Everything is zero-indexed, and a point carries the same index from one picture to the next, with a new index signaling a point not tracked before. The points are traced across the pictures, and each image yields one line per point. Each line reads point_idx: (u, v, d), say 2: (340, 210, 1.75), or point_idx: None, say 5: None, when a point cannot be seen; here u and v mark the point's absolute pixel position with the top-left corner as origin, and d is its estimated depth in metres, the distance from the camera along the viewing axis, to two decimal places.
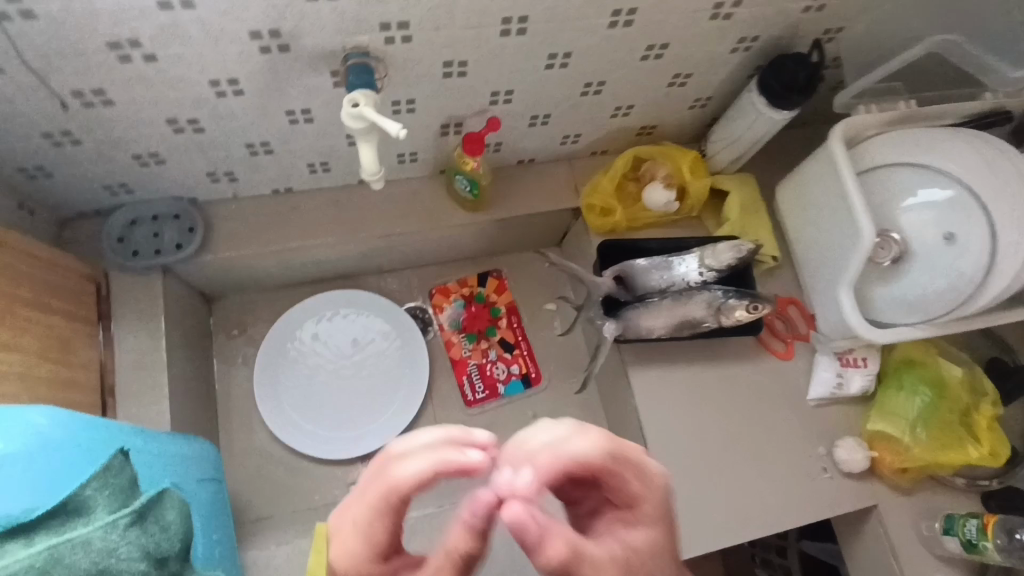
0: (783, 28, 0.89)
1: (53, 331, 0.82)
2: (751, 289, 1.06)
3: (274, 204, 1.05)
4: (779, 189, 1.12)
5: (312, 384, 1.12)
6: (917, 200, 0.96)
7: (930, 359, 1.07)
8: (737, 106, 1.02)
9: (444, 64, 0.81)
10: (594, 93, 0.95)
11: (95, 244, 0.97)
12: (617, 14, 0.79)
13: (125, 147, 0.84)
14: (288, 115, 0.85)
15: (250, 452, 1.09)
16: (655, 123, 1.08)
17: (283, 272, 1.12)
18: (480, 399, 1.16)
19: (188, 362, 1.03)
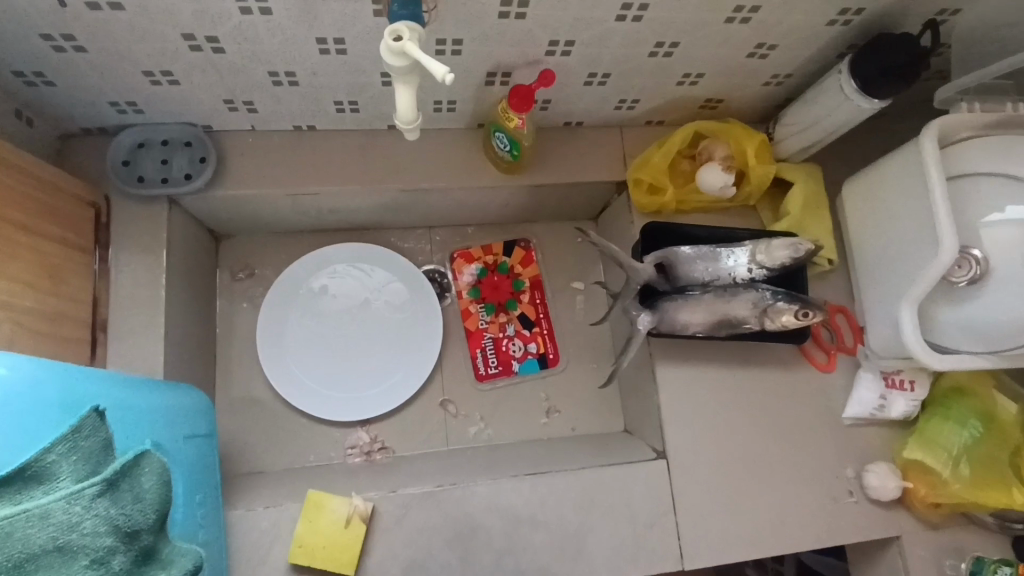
0: (893, 2, 0.77)
1: (42, 257, 0.75)
2: (802, 293, 0.97)
3: (295, 142, 0.96)
4: (847, 187, 1.01)
5: (317, 340, 1.05)
6: (1003, 218, 0.85)
7: (983, 391, 0.98)
8: (819, 87, 0.90)
9: (502, 2, 0.71)
10: (663, 56, 0.84)
11: (98, 165, 0.90)
12: None
13: (135, 59, 0.76)
14: (319, 43, 0.75)
15: (246, 403, 1.04)
16: (723, 97, 0.96)
17: (298, 217, 1.04)
18: (492, 375, 1.09)
19: (189, 303, 0.96)
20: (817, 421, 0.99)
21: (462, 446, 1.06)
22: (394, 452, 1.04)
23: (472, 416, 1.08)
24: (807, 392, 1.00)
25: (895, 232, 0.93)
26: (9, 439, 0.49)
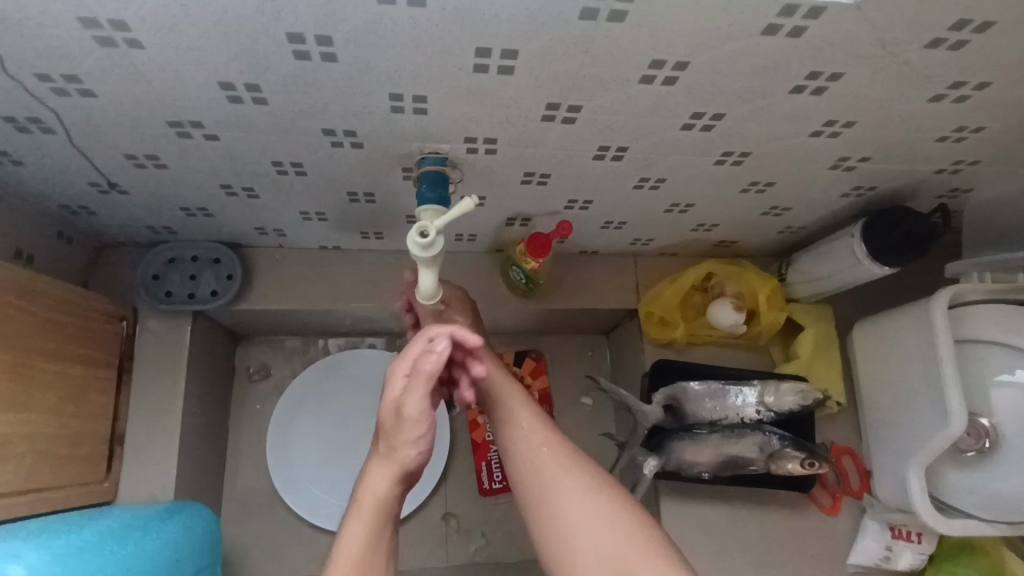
0: (908, 183, 0.79)
1: (70, 383, 0.78)
2: (809, 439, 0.97)
3: (320, 261, 0.99)
4: (857, 331, 1.03)
5: (327, 447, 1.06)
6: (1012, 379, 0.85)
7: (994, 549, 0.97)
8: (830, 243, 0.92)
9: (524, 174, 0.73)
10: (679, 212, 0.87)
11: (131, 278, 0.93)
12: (727, 156, 0.69)
13: (173, 200, 0.79)
14: (350, 196, 0.78)
15: (253, 505, 1.05)
16: (736, 240, 0.99)
17: (316, 325, 1.07)
18: (496, 489, 1.09)
19: (205, 410, 0.98)
20: (821, 566, 0.98)
21: (462, 562, 1.06)
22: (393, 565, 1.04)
23: (474, 531, 1.07)
24: (812, 535, 1.00)
25: (903, 386, 0.93)
26: None
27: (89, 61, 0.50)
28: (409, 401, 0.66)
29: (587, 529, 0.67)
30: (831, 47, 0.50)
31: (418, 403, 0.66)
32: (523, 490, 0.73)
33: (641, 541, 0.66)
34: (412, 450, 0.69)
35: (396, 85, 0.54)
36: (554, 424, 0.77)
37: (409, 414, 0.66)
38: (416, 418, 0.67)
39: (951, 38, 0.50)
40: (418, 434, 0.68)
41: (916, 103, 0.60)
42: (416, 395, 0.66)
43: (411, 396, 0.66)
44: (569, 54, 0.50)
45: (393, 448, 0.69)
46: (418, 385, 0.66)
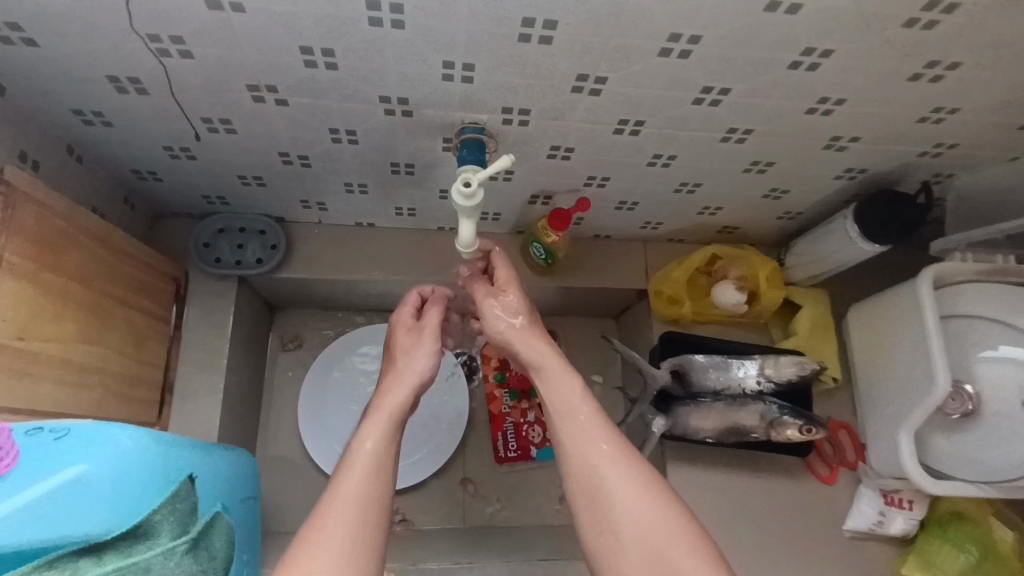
0: (895, 167, 0.88)
1: (133, 329, 0.85)
2: (806, 410, 1.04)
3: (355, 236, 1.08)
4: (852, 311, 1.10)
5: (353, 412, 1.13)
6: (996, 354, 0.93)
7: (983, 518, 1.03)
8: (827, 227, 1.00)
9: (551, 148, 0.82)
10: (687, 192, 0.95)
11: (183, 246, 1.01)
12: (732, 132, 0.78)
13: (233, 168, 0.88)
14: (392, 166, 0.87)
15: (283, 466, 1.12)
16: (738, 225, 1.07)
17: (348, 298, 1.15)
18: (511, 458, 1.15)
19: (244, 372, 1.06)
20: (818, 530, 1.05)
21: (478, 525, 1.12)
22: (414, 525, 1.10)
23: (490, 496, 1.14)
24: (809, 500, 1.06)
25: (895, 360, 1.00)
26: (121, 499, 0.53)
27: (195, 24, 0.59)
28: (422, 345, 0.85)
29: (628, 512, 0.67)
30: (824, 22, 0.59)
31: (427, 351, 0.85)
32: (571, 470, 0.73)
33: (690, 543, 0.64)
34: (429, 356, 0.84)
35: (450, 53, 0.63)
36: (608, 416, 0.76)
37: (418, 357, 0.84)
38: (429, 333, 0.87)
39: (925, 17, 0.59)
40: (425, 365, 0.83)
41: (897, 83, 0.69)
42: (426, 340, 0.86)
43: (422, 345, 0.85)
44: (602, 25, 0.59)
45: (412, 358, 0.84)
46: (434, 325, 0.88)
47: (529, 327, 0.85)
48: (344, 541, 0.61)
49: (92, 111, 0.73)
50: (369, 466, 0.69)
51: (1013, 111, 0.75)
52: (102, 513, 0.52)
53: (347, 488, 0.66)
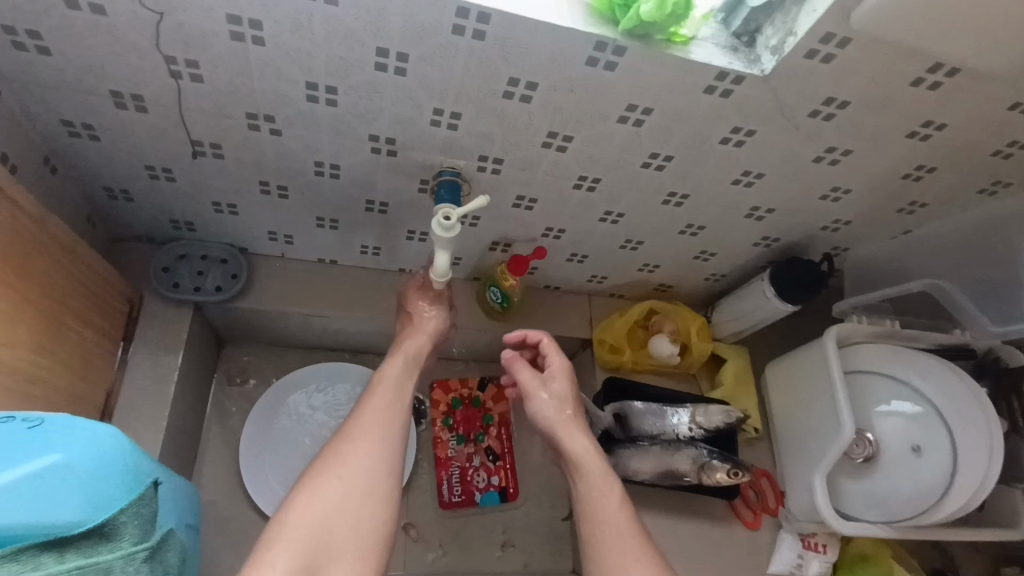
0: (803, 237, 1.04)
1: (83, 344, 0.83)
2: (733, 454, 1.13)
3: (317, 271, 1.11)
4: (769, 366, 1.23)
5: (298, 450, 1.11)
6: (889, 408, 1.08)
7: (885, 559, 1.12)
8: (748, 287, 1.13)
9: (516, 197, 0.91)
10: (631, 249, 1.07)
11: (140, 269, 1.00)
12: (672, 195, 0.91)
13: (210, 194, 0.91)
14: (368, 204, 0.93)
15: (217, 506, 1.07)
16: (672, 283, 1.19)
17: (302, 334, 1.16)
18: (454, 503, 1.15)
19: (187, 402, 1.03)
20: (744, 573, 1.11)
21: (419, 571, 1.11)
22: None
23: (432, 542, 1.13)
24: (735, 544, 1.13)
25: (807, 409, 1.13)
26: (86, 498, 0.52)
27: (214, 52, 0.65)
28: (430, 317, 0.96)
29: (611, 530, 0.83)
30: (749, 107, 0.73)
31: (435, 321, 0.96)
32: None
33: None
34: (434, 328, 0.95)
35: (442, 101, 0.72)
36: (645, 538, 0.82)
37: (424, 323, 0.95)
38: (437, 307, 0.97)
39: (824, 110, 0.74)
40: (432, 328, 0.95)
41: (803, 164, 0.84)
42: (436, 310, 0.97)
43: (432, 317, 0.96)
44: (574, 91, 0.70)
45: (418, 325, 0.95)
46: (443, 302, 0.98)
47: (573, 418, 0.96)
48: (362, 473, 0.74)
49: (84, 124, 0.76)
50: (381, 420, 0.80)
51: (890, 196, 0.92)
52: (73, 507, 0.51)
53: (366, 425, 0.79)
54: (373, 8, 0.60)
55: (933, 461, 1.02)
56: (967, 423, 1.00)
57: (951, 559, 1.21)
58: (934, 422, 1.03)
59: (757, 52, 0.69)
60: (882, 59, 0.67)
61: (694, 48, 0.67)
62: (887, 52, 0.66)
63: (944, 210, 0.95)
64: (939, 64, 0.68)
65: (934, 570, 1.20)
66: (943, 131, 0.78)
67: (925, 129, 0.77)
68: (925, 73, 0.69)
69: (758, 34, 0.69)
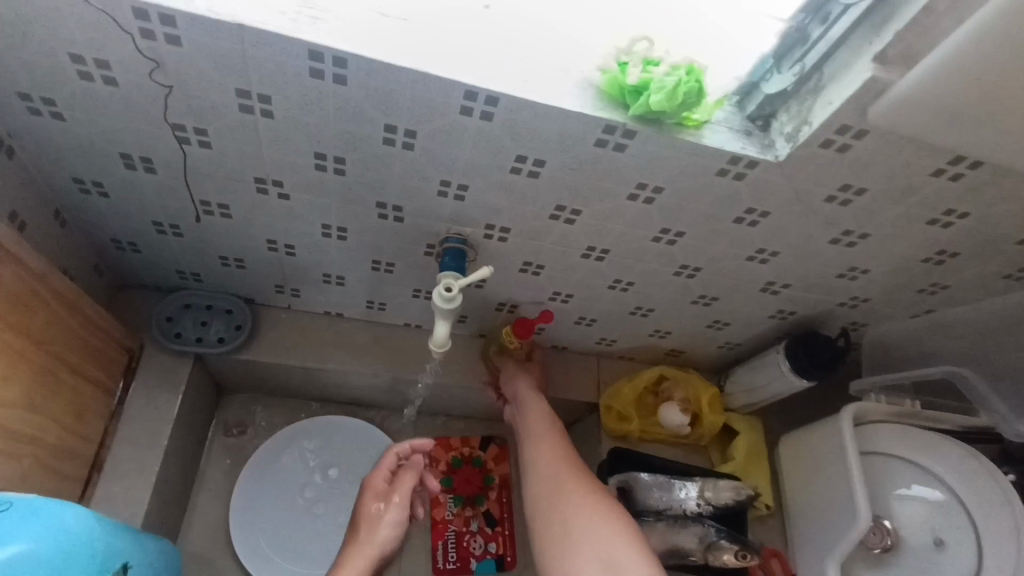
0: (819, 312, 1.00)
1: (77, 398, 0.82)
2: (742, 534, 1.07)
3: (322, 324, 1.09)
4: (783, 440, 1.19)
5: (291, 508, 1.08)
6: (910, 494, 1.02)
7: None
8: (762, 359, 1.10)
9: (524, 263, 0.90)
10: (641, 316, 1.05)
11: (144, 317, 1.00)
12: (683, 268, 0.89)
13: (217, 249, 0.91)
14: (374, 264, 0.92)
15: (204, 562, 1.04)
16: (684, 349, 1.16)
17: (303, 386, 1.14)
18: (449, 570, 1.11)
19: (180, 454, 1.01)
20: None
21: None
22: None
23: None
24: None
25: (822, 489, 1.07)
26: None
27: (224, 122, 0.65)
28: (389, 513, 0.90)
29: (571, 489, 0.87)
30: (762, 191, 0.71)
31: (400, 522, 0.89)
32: None
33: None
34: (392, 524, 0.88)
35: (449, 174, 0.71)
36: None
37: (388, 523, 0.88)
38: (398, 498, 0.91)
39: (841, 196, 0.72)
40: (393, 535, 0.88)
41: (820, 245, 0.81)
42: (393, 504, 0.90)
43: (396, 521, 0.89)
44: (583, 170, 0.69)
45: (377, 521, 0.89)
46: (404, 491, 0.91)
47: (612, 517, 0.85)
48: None
49: (94, 182, 0.76)
50: None
51: (910, 277, 0.89)
52: None
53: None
54: (381, 88, 0.60)
55: (957, 556, 0.95)
56: (992, 514, 0.94)
57: None
58: (957, 513, 0.97)
59: (771, 137, 0.68)
60: (901, 151, 0.65)
61: (707, 132, 0.66)
62: (906, 144, 0.64)
63: (968, 293, 0.91)
64: (961, 157, 0.65)
65: None
66: (966, 219, 0.75)
67: (947, 217, 0.75)
68: (947, 165, 0.67)
69: (773, 119, 0.68)
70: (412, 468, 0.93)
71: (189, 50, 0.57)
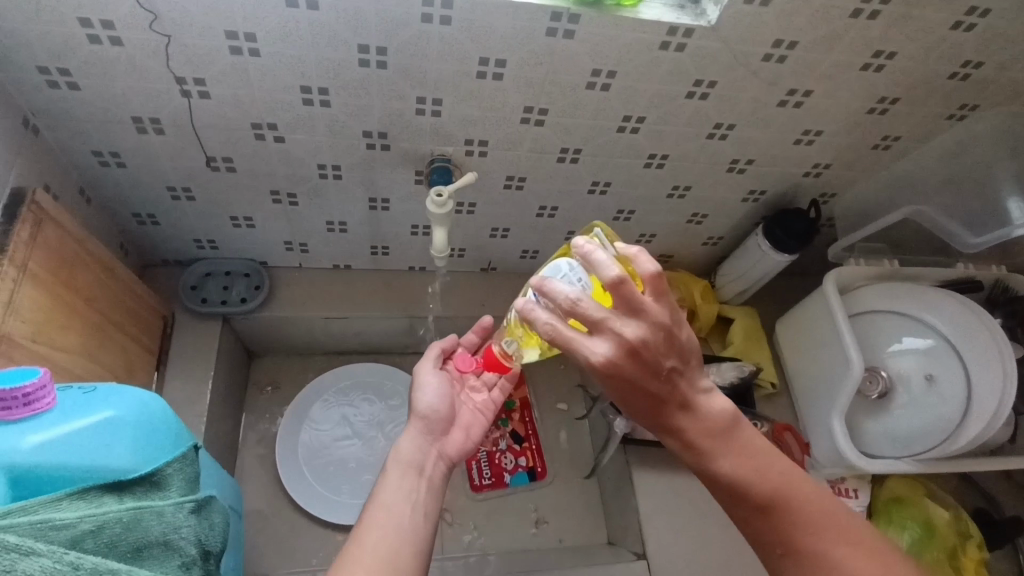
0: (788, 187, 1.07)
1: (125, 352, 0.91)
2: (751, 408, 1.15)
3: (333, 277, 1.18)
4: (778, 323, 1.26)
5: (332, 447, 1.16)
6: (901, 345, 1.09)
7: (918, 499, 1.13)
8: (744, 246, 1.17)
9: (507, 178, 0.98)
10: (624, 220, 1.12)
11: (171, 290, 1.09)
12: (652, 158, 0.96)
13: (228, 210, 0.99)
14: (371, 202, 1.00)
15: (258, 505, 1.12)
16: (671, 253, 1.23)
17: (325, 340, 1.23)
18: (486, 485, 1.19)
19: (222, 409, 1.09)
20: None
21: (455, 554, 1.14)
22: None
23: (467, 525, 1.16)
24: None
25: (819, 355, 1.14)
26: (141, 449, 0.59)
27: (218, 68, 0.74)
28: (426, 381, 0.95)
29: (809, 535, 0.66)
30: (704, 59, 0.79)
31: (435, 384, 0.95)
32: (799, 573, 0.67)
33: None
34: (428, 393, 0.94)
35: (423, 89, 0.79)
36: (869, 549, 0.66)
37: (422, 391, 0.94)
38: (428, 373, 0.96)
39: (776, 53, 0.79)
40: (432, 397, 0.93)
41: (770, 109, 0.89)
42: (423, 375, 0.96)
43: (429, 384, 0.94)
44: (539, 64, 0.77)
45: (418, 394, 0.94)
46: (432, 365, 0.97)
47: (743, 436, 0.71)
48: None
49: (111, 152, 0.85)
50: (375, 519, 0.76)
51: (862, 133, 0.96)
52: (132, 455, 0.58)
53: (392, 502, 0.79)
54: (350, 8, 0.68)
55: (948, 389, 1.02)
56: (978, 343, 1.00)
57: (991, 496, 1.19)
58: (944, 351, 1.04)
59: (703, 7, 0.76)
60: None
61: (643, 10, 0.74)
62: None
63: (919, 140, 0.98)
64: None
65: (977, 508, 1.18)
66: (896, 59, 0.82)
67: (877, 60, 0.82)
68: (862, 4, 0.74)
69: None
70: (436, 343, 1.01)
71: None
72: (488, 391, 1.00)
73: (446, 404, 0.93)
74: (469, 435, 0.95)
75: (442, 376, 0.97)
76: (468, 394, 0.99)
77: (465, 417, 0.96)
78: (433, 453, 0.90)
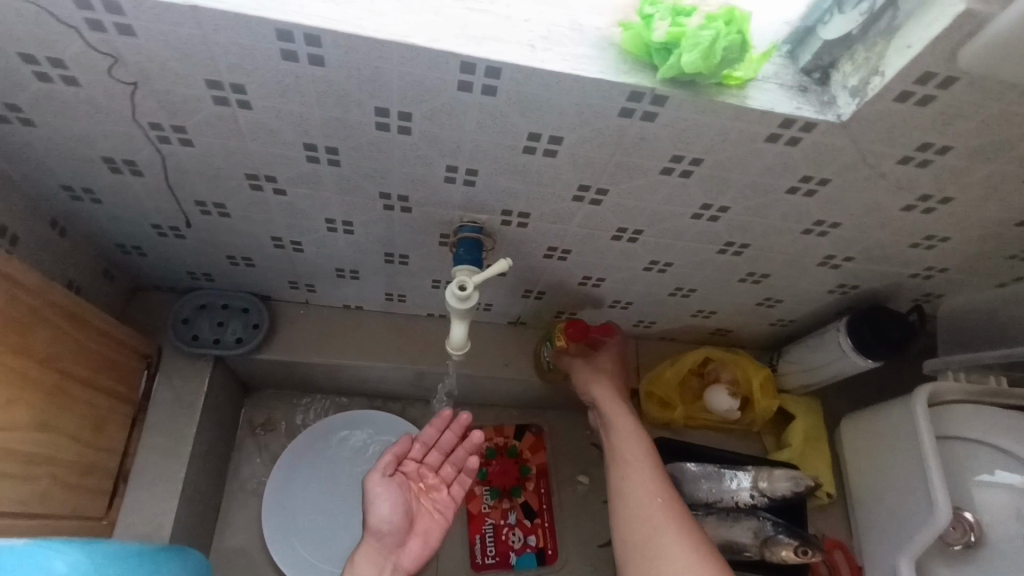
0: (888, 284, 0.88)
1: (93, 411, 0.80)
2: (803, 528, 0.98)
3: (341, 318, 1.04)
4: (844, 421, 1.08)
5: (320, 506, 1.05)
6: (992, 479, 0.86)
7: None
8: (820, 336, 0.98)
9: (548, 248, 0.81)
10: (681, 297, 0.94)
11: (161, 321, 0.97)
12: (729, 245, 0.78)
13: (223, 249, 0.86)
14: (386, 257, 0.85)
15: (240, 559, 1.03)
16: (731, 328, 1.05)
17: (327, 382, 1.10)
18: (489, 565, 1.07)
19: (207, 457, 0.99)
20: None
21: None
22: None
23: None
24: None
25: (893, 477, 0.96)
26: None
27: (201, 117, 0.59)
28: (379, 494, 0.84)
29: (646, 527, 0.81)
30: (822, 154, 0.60)
31: (389, 497, 0.84)
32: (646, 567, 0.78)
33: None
34: (384, 504, 0.84)
35: (454, 158, 0.63)
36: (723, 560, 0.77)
37: (376, 507, 0.83)
38: (381, 478, 0.85)
39: (918, 157, 0.60)
40: (386, 515, 0.83)
41: (889, 212, 0.70)
42: (377, 484, 0.85)
43: (382, 498, 0.84)
44: (605, 145, 0.60)
45: (375, 502, 0.84)
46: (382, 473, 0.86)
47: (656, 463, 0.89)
48: None
49: (83, 188, 0.72)
50: None
51: (999, 243, 0.76)
52: None
53: None
54: (365, 67, 0.52)
55: None
56: None
57: None
58: None
59: (832, 92, 0.56)
60: (997, 100, 0.53)
61: (753, 92, 0.55)
62: (1005, 92, 0.52)
63: None
64: None
65: None
66: None
67: None
68: None
69: (834, 70, 0.56)
70: (390, 448, 0.88)
71: (146, 39, 0.50)
72: (448, 489, 0.90)
73: (403, 520, 0.84)
74: (428, 540, 0.86)
75: (398, 486, 0.86)
76: (424, 495, 0.89)
77: (423, 523, 0.87)
78: (390, 566, 0.83)
